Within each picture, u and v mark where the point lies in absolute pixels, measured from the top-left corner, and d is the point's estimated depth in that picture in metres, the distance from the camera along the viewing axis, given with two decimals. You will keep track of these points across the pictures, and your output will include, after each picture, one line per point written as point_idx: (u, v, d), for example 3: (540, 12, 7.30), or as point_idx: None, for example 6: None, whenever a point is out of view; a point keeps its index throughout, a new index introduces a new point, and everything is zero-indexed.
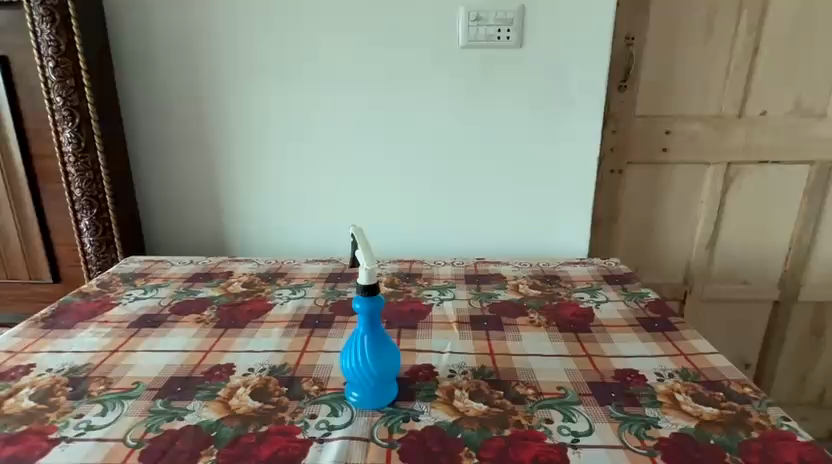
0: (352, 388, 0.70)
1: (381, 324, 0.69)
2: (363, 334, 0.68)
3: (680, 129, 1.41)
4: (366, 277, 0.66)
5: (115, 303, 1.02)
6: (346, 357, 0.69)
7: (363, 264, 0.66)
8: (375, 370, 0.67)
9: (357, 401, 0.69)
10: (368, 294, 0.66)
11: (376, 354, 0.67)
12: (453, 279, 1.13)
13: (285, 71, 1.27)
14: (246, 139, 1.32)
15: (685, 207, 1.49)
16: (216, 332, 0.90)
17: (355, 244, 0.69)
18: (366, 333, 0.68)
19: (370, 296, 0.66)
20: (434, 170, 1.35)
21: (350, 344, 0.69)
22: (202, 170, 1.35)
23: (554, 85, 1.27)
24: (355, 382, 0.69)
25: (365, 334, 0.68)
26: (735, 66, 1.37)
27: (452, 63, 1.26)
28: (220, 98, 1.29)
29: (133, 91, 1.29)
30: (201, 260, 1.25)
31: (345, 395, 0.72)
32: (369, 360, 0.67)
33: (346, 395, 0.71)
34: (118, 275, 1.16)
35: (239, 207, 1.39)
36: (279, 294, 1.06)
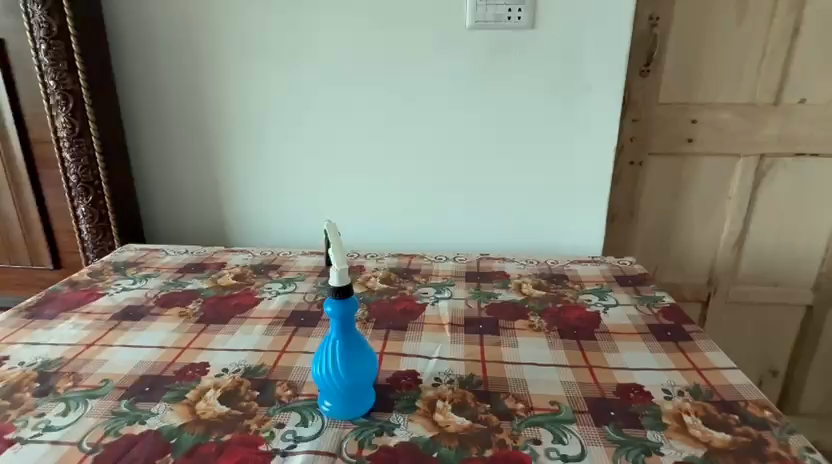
0: (324, 396, 0.65)
1: (356, 329, 0.63)
2: (335, 340, 0.63)
3: (707, 117, 1.30)
4: (339, 278, 0.60)
5: (102, 293, 0.99)
6: (318, 362, 0.64)
7: (335, 263, 0.60)
8: (347, 378, 0.63)
9: (329, 410, 0.65)
10: (340, 296, 0.60)
11: (349, 361, 0.62)
12: (452, 277, 1.07)
13: (282, 61, 1.22)
14: (243, 125, 1.28)
15: (710, 202, 1.38)
16: (198, 327, 0.86)
17: (328, 243, 0.64)
18: (338, 338, 0.62)
19: (342, 299, 0.60)
20: (438, 161, 1.28)
21: (323, 348, 0.64)
22: (200, 156, 1.31)
23: (569, 70, 1.18)
24: (326, 389, 0.64)
25: (337, 340, 0.63)
26: (772, 49, 1.25)
27: (459, 46, 1.18)
28: (218, 83, 1.24)
29: (131, 75, 1.26)
30: (197, 250, 1.22)
31: (318, 402, 0.67)
32: (341, 368, 0.62)
33: (319, 403, 0.66)
34: (110, 263, 1.13)
35: (238, 195, 1.35)
36: (269, 287, 1.01)
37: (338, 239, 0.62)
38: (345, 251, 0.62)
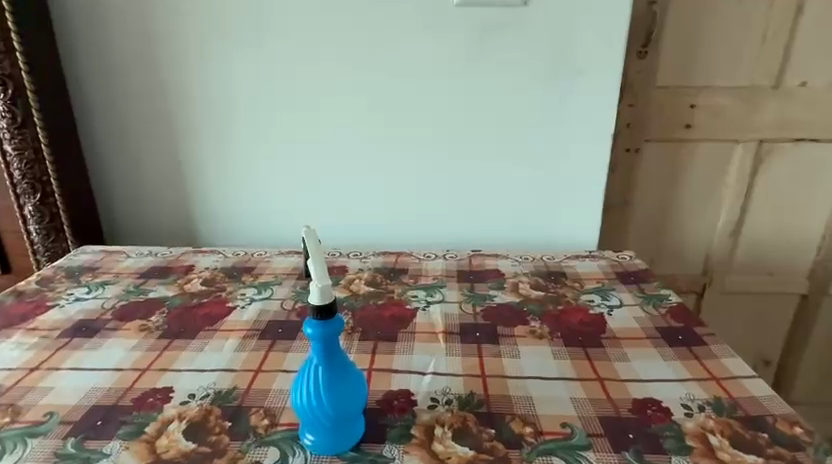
0: (306, 428, 0.57)
1: (341, 352, 0.54)
2: (317, 365, 0.54)
3: (706, 101, 1.24)
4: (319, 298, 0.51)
5: (51, 305, 0.88)
6: (297, 389, 0.56)
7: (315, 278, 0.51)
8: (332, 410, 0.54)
9: (311, 444, 0.56)
10: (322, 317, 0.52)
11: (334, 390, 0.54)
12: (444, 277, 0.99)
13: (250, 40, 1.11)
14: (209, 112, 1.17)
15: (707, 190, 1.33)
16: (161, 344, 0.76)
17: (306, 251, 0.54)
18: (321, 364, 0.54)
19: (325, 319, 0.51)
20: (426, 151, 1.19)
21: (302, 373, 0.56)
22: (163, 147, 1.20)
23: (565, 49, 1.10)
24: (307, 421, 0.56)
25: (319, 366, 0.54)
26: (774, 29, 1.19)
27: (446, 25, 1.09)
28: (179, 66, 1.13)
29: (80, 58, 1.13)
30: (162, 251, 1.11)
31: (300, 434, 0.58)
32: (326, 398, 0.54)
33: (301, 435, 0.58)
34: (63, 269, 1.02)
35: (205, 189, 1.24)
36: (242, 294, 0.92)
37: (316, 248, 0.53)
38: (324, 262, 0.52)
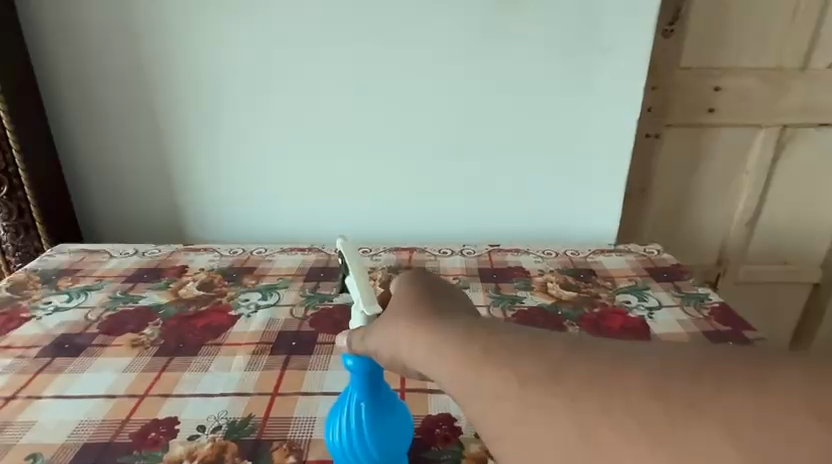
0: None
1: (383, 385, 0.47)
2: (357, 404, 0.46)
3: (731, 84, 1.17)
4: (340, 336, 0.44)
5: (25, 317, 0.77)
6: (331, 427, 0.48)
7: (361, 307, 0.44)
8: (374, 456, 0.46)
9: None
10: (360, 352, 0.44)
11: (377, 433, 0.46)
12: (465, 277, 0.91)
13: (244, 13, 1.00)
14: (198, 93, 1.05)
15: (726, 178, 1.27)
16: (159, 363, 0.67)
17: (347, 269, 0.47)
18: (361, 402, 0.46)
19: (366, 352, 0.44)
20: (438, 139, 1.10)
21: (338, 409, 0.48)
22: (146, 132, 1.08)
23: (592, 29, 1.01)
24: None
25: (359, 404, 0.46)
26: (805, 6, 1.12)
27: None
28: (163, 40, 1.01)
29: (48, 32, 1.01)
30: (149, 250, 1.00)
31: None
32: (367, 442, 0.46)
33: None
34: (37, 273, 0.90)
35: (195, 180, 1.13)
36: (245, 300, 0.82)
37: (362, 275, 0.45)
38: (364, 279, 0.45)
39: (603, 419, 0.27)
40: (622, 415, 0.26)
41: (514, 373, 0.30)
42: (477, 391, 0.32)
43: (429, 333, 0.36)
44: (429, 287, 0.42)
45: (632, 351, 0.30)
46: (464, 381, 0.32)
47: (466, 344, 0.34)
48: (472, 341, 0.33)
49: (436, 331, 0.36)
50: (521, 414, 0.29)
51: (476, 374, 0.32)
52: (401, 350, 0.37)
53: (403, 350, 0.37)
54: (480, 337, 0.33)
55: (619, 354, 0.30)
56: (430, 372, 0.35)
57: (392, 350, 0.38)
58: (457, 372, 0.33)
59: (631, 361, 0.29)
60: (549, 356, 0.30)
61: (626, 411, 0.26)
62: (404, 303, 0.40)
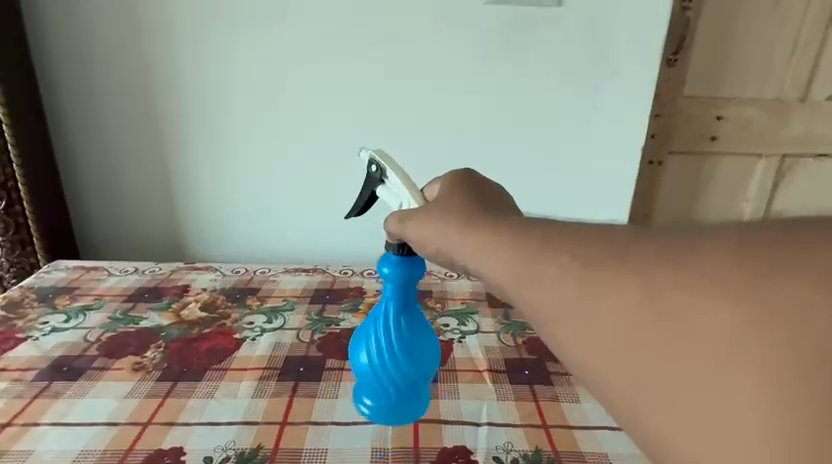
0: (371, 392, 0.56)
1: (414, 302, 0.54)
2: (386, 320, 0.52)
3: (733, 114, 1.19)
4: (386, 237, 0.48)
5: (22, 337, 0.74)
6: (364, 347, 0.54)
7: (403, 194, 0.48)
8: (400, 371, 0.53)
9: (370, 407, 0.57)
10: (403, 259, 0.51)
11: (409, 352, 0.52)
12: (472, 301, 0.90)
13: (252, 27, 1.00)
14: (206, 110, 1.05)
15: (727, 205, 1.28)
16: (162, 389, 0.65)
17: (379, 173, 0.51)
18: (390, 318, 0.52)
19: (405, 262, 0.51)
20: (444, 162, 1.10)
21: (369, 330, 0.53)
22: (151, 149, 1.07)
23: (600, 56, 1.03)
24: (372, 383, 0.55)
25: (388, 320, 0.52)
26: (805, 39, 1.15)
27: (472, 24, 1.00)
28: (172, 56, 1.01)
29: (53, 45, 1.00)
30: (149, 268, 0.98)
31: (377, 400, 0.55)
32: (398, 360, 0.52)
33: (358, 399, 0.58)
34: (33, 291, 0.88)
35: (197, 198, 1.12)
36: (250, 323, 0.80)
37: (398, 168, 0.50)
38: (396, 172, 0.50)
39: (677, 291, 0.26)
40: (697, 278, 0.26)
41: (576, 260, 0.30)
42: (535, 283, 0.31)
43: (484, 229, 0.35)
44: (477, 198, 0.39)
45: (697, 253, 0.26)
46: (520, 274, 0.32)
47: (520, 244, 0.33)
48: (526, 238, 0.33)
49: (489, 227, 0.35)
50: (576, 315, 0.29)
51: (531, 265, 0.31)
52: (449, 243, 0.37)
53: (452, 242, 0.37)
54: (538, 231, 0.33)
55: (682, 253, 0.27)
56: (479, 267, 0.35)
57: (439, 243, 0.38)
58: (510, 267, 0.32)
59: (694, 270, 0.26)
60: (613, 243, 0.30)
61: (701, 275, 0.26)
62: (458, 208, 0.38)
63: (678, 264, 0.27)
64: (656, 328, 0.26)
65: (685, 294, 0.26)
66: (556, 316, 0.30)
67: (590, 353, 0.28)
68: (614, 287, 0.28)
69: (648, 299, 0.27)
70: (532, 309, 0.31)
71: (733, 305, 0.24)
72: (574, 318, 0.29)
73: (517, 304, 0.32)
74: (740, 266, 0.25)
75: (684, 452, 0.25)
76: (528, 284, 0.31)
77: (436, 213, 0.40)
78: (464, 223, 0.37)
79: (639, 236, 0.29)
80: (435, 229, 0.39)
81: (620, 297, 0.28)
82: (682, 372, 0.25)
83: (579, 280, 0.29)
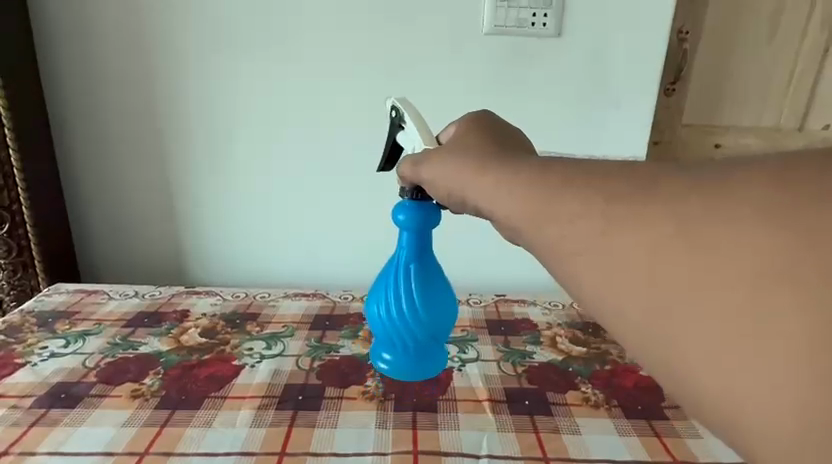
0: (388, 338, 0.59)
1: (430, 252, 0.56)
2: (402, 266, 0.56)
3: (731, 142, 1.21)
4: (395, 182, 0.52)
5: (20, 363, 0.74)
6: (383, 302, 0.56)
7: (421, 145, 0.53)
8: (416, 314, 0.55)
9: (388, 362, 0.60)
10: (420, 205, 0.53)
11: (428, 306, 0.55)
12: (473, 328, 0.89)
13: (255, 58, 1.01)
14: (210, 136, 1.06)
15: None
16: (160, 417, 0.64)
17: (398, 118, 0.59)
18: (405, 263, 0.56)
19: (421, 207, 0.53)
20: None
21: (387, 285, 0.56)
22: (154, 173, 1.08)
23: (598, 87, 1.05)
24: (389, 332, 0.57)
25: (404, 266, 0.56)
26: (801, 70, 1.17)
27: (472, 53, 1.02)
28: (178, 84, 1.02)
29: (61, 73, 1.02)
30: (150, 292, 0.98)
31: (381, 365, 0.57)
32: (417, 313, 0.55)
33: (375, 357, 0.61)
34: (33, 315, 0.88)
35: (200, 223, 1.13)
36: (249, 350, 0.80)
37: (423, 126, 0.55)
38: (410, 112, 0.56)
39: (709, 218, 0.27)
40: (735, 207, 0.26)
41: (595, 209, 0.31)
42: (553, 219, 0.32)
43: (495, 170, 0.38)
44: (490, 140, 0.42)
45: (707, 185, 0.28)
46: (532, 217, 0.34)
47: (541, 187, 0.34)
48: (547, 178, 0.34)
49: (502, 170, 0.37)
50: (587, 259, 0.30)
51: (553, 204, 0.33)
52: (459, 182, 0.41)
53: (463, 182, 0.41)
54: (558, 175, 0.34)
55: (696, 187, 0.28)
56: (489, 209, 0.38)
57: (450, 185, 0.42)
58: (524, 208, 0.34)
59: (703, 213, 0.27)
60: (639, 181, 0.30)
61: (740, 205, 0.26)
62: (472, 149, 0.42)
63: (711, 196, 0.27)
64: (687, 254, 0.27)
65: (718, 224, 0.26)
66: (576, 251, 0.31)
67: (615, 284, 0.29)
68: (643, 220, 0.29)
69: (680, 227, 0.27)
70: (550, 245, 0.32)
71: (771, 230, 0.25)
72: (599, 251, 0.30)
73: (536, 244, 0.34)
74: (777, 201, 0.25)
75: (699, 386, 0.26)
76: (547, 221, 0.33)
77: (450, 157, 0.43)
78: (476, 165, 0.40)
79: (665, 171, 0.30)
80: (449, 171, 0.42)
81: (647, 229, 0.28)
82: (717, 299, 0.25)
83: (603, 217, 0.30)
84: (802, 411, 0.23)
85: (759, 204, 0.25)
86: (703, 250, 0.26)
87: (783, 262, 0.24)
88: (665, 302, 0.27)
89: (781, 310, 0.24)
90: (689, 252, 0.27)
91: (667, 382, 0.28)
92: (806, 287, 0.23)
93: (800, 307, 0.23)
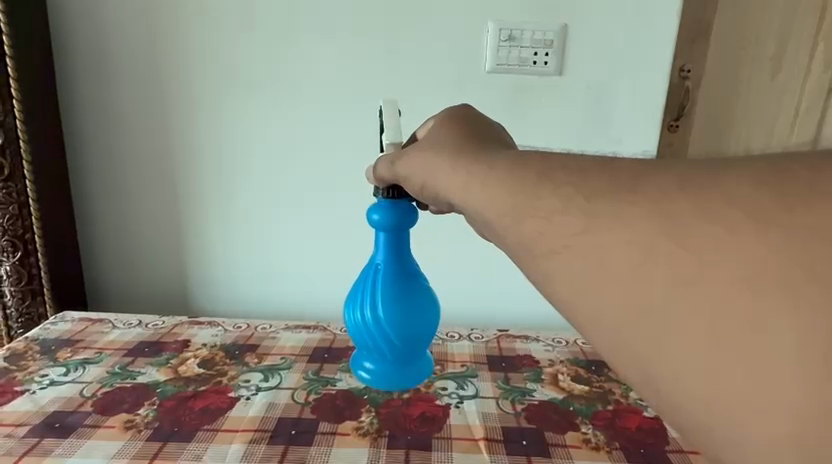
0: (368, 353, 0.53)
1: (407, 247, 0.52)
2: (379, 266, 0.51)
3: None
4: (367, 179, 0.50)
5: (19, 391, 0.75)
6: (356, 308, 0.51)
7: (385, 143, 0.51)
8: (395, 317, 0.49)
9: (369, 376, 0.53)
10: (392, 200, 0.50)
11: (405, 307, 0.49)
12: (473, 364, 0.88)
13: (267, 97, 1.05)
14: (218, 171, 1.09)
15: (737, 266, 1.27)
16: (150, 450, 0.64)
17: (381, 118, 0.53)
18: (383, 262, 0.51)
19: (393, 201, 0.50)
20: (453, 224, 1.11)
21: (359, 290, 0.51)
22: (164, 205, 1.11)
23: (600, 125, 1.06)
24: (368, 343, 0.51)
25: (382, 265, 0.51)
26: None
27: (476, 91, 1.04)
28: (190, 119, 1.06)
29: (78, 108, 1.07)
30: (153, 321, 0.99)
31: (355, 367, 0.55)
32: (394, 312, 0.49)
33: (356, 368, 0.54)
34: (37, 342, 0.89)
35: (207, 253, 1.14)
36: (246, 382, 0.80)
37: (395, 122, 0.52)
38: (394, 120, 0.52)
39: (696, 220, 0.25)
40: (724, 208, 0.25)
41: (578, 209, 0.29)
42: (532, 215, 0.31)
43: (472, 165, 0.37)
44: (463, 138, 0.41)
45: (703, 184, 0.26)
46: (506, 216, 0.32)
47: (519, 180, 0.33)
48: (525, 174, 0.33)
49: (481, 164, 0.36)
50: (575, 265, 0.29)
51: (532, 200, 0.31)
52: (434, 176, 0.40)
53: (438, 176, 0.40)
54: (537, 170, 0.33)
55: (687, 187, 0.26)
56: (466, 210, 0.37)
57: (424, 176, 0.41)
58: (499, 204, 0.33)
59: (694, 212, 0.26)
60: (624, 177, 0.29)
61: (729, 205, 0.25)
62: (445, 145, 0.41)
63: (700, 195, 0.26)
64: (672, 256, 0.25)
65: (703, 223, 0.25)
66: (556, 249, 0.30)
67: (596, 286, 0.28)
68: (627, 217, 0.27)
69: (666, 224, 0.26)
70: (528, 242, 0.31)
71: (762, 233, 0.24)
72: (582, 250, 0.28)
73: (515, 245, 0.32)
74: (770, 209, 0.24)
75: (676, 392, 0.25)
76: (526, 217, 0.31)
77: (424, 153, 0.42)
78: (453, 159, 0.39)
79: (651, 169, 0.29)
80: (425, 165, 0.41)
81: (632, 227, 0.27)
82: (702, 300, 0.24)
83: (586, 214, 0.29)
84: (793, 421, 0.22)
85: (749, 207, 0.24)
86: (689, 248, 0.25)
87: (774, 265, 0.23)
88: (649, 302, 0.26)
89: (778, 311, 0.22)
90: (674, 250, 0.26)
91: (644, 387, 0.27)
92: (797, 293, 0.22)
93: (798, 308, 0.22)
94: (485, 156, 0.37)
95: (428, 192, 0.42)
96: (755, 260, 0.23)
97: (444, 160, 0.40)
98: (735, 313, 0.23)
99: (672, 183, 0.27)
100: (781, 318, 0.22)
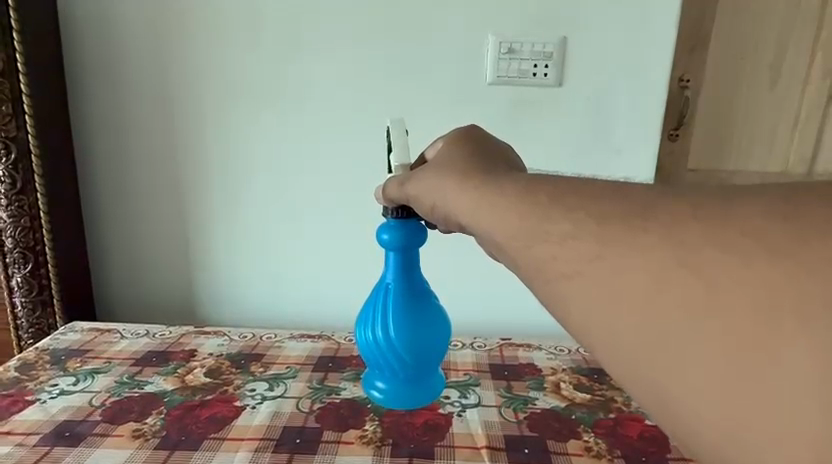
0: (379, 372, 0.53)
1: (417, 267, 0.53)
2: (389, 285, 0.52)
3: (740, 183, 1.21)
4: (377, 198, 0.52)
5: (30, 400, 0.76)
6: (367, 328, 0.52)
7: (394, 163, 0.52)
8: (404, 335, 0.50)
9: (381, 396, 0.53)
10: (402, 220, 0.51)
11: (415, 325, 0.50)
12: (476, 372, 0.89)
13: (269, 108, 1.07)
14: (222, 182, 1.11)
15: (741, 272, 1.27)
16: (157, 458, 0.65)
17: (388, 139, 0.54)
18: (393, 281, 0.52)
19: (403, 222, 0.51)
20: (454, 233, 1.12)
21: (370, 310, 0.52)
22: (170, 215, 1.13)
23: (599, 134, 1.07)
24: (379, 362, 0.52)
25: (392, 285, 0.52)
26: (807, 113, 1.18)
27: (477, 102, 1.06)
28: (195, 132, 1.08)
29: (88, 122, 1.09)
30: (160, 331, 1.00)
31: (368, 389, 0.55)
32: (404, 331, 0.50)
33: (369, 388, 0.55)
34: (47, 352, 0.90)
35: (210, 263, 1.16)
36: (251, 390, 0.81)
37: (402, 142, 0.53)
38: (402, 139, 0.53)
39: (707, 246, 0.27)
40: (736, 236, 0.26)
41: (589, 234, 0.30)
42: (544, 238, 0.32)
43: (481, 186, 0.38)
44: (472, 159, 0.42)
45: (716, 212, 0.27)
46: (517, 238, 0.34)
47: (530, 204, 0.34)
48: (536, 198, 0.34)
49: (491, 185, 0.38)
50: (586, 288, 0.30)
51: (544, 223, 0.32)
52: (443, 195, 0.41)
53: (447, 197, 0.41)
54: (548, 193, 0.34)
55: (699, 214, 0.28)
56: (475, 229, 0.38)
57: (433, 196, 0.43)
58: (510, 226, 0.34)
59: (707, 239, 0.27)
60: (636, 204, 0.30)
61: (741, 233, 0.26)
62: (454, 166, 0.42)
63: (712, 223, 0.27)
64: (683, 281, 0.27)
65: (716, 251, 0.26)
66: (569, 273, 0.31)
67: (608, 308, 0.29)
68: (639, 244, 0.28)
69: (678, 251, 0.27)
70: (539, 264, 0.32)
71: (773, 261, 0.25)
72: (595, 273, 0.30)
73: (526, 266, 0.33)
74: (780, 237, 0.25)
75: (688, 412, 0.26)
76: (538, 240, 0.32)
77: (432, 173, 0.43)
78: (462, 180, 0.40)
79: (662, 196, 0.30)
80: (434, 186, 0.42)
81: (643, 252, 0.28)
82: (716, 328, 0.25)
83: (597, 238, 0.30)
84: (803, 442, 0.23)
85: (760, 235, 0.25)
86: (701, 275, 0.26)
87: (785, 293, 0.24)
88: (662, 329, 0.27)
89: (788, 336, 0.23)
90: (686, 277, 0.27)
91: (654, 406, 0.27)
92: (809, 323, 0.23)
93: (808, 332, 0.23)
94: (494, 177, 0.39)
95: (436, 210, 0.43)
96: (766, 290, 0.24)
97: (453, 180, 0.41)
98: (747, 337, 0.24)
99: (683, 211, 0.28)
100: (792, 343, 0.23)
